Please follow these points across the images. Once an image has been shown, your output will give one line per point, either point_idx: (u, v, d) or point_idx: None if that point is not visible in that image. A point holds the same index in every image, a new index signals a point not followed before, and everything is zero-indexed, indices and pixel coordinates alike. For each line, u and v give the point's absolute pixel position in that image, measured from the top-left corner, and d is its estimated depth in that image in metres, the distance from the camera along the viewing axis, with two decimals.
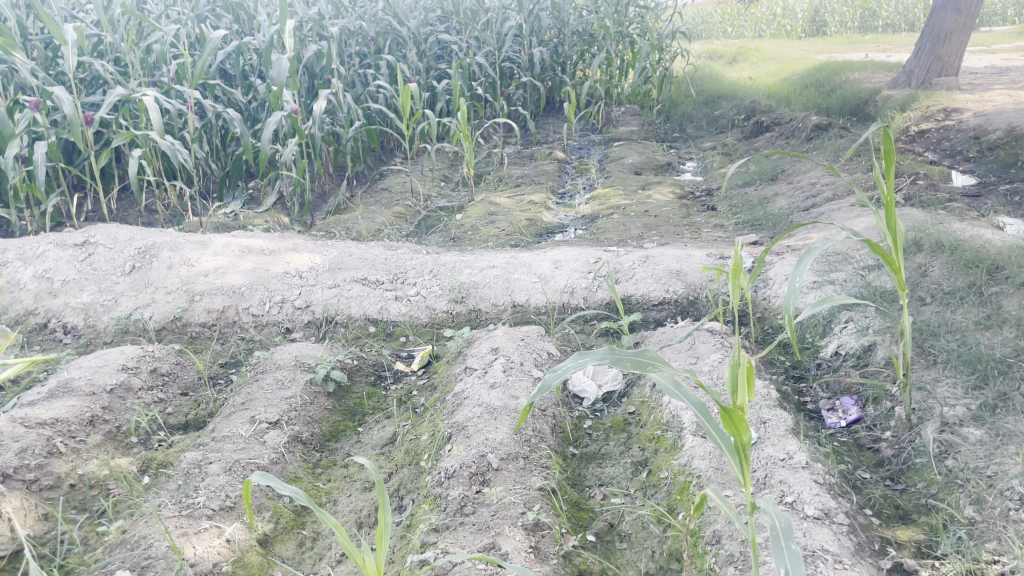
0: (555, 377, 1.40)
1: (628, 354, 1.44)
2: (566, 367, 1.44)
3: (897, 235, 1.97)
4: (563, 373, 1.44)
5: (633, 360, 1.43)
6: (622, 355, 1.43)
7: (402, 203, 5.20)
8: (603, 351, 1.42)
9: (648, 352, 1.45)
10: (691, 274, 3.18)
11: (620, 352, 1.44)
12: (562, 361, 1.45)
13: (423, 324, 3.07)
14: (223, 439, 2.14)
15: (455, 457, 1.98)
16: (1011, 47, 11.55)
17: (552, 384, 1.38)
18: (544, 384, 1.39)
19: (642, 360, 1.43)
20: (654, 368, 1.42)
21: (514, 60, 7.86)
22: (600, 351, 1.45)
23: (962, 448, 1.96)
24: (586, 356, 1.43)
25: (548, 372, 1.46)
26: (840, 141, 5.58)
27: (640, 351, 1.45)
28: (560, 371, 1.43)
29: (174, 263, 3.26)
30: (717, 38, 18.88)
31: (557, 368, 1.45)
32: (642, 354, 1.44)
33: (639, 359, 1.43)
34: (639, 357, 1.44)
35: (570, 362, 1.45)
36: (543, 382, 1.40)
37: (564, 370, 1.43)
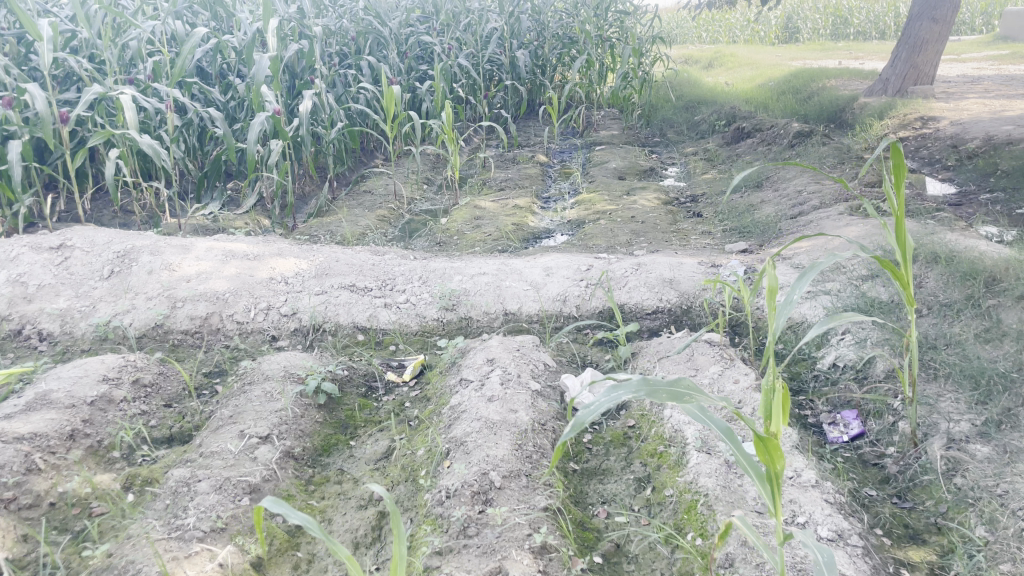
0: (592, 412, 1.31)
1: (663, 386, 1.39)
2: (602, 401, 1.34)
3: (905, 249, 1.93)
4: (597, 410, 1.33)
5: (669, 390, 1.39)
6: (656, 385, 1.39)
7: (385, 205, 5.12)
8: (638, 383, 1.37)
9: (683, 382, 1.41)
10: (684, 282, 3.14)
11: (654, 384, 1.39)
12: (594, 395, 1.36)
13: (412, 333, 2.99)
14: (212, 455, 2.05)
15: (456, 475, 1.92)
16: (981, 57, 11.74)
17: (590, 420, 1.29)
18: (580, 420, 1.29)
19: (678, 391, 1.39)
20: (690, 399, 1.39)
21: (495, 62, 7.81)
22: (633, 382, 1.39)
23: (969, 466, 1.94)
24: (621, 390, 1.36)
25: (580, 407, 1.34)
26: (823, 148, 5.59)
27: (675, 381, 1.40)
28: (596, 406, 1.33)
29: (154, 268, 3.16)
30: (692, 42, 19.01)
31: (588, 403, 1.34)
32: (677, 385, 1.40)
33: (674, 390, 1.39)
34: (673, 388, 1.40)
35: (604, 397, 1.35)
36: (578, 417, 1.29)
37: (600, 405, 1.33)
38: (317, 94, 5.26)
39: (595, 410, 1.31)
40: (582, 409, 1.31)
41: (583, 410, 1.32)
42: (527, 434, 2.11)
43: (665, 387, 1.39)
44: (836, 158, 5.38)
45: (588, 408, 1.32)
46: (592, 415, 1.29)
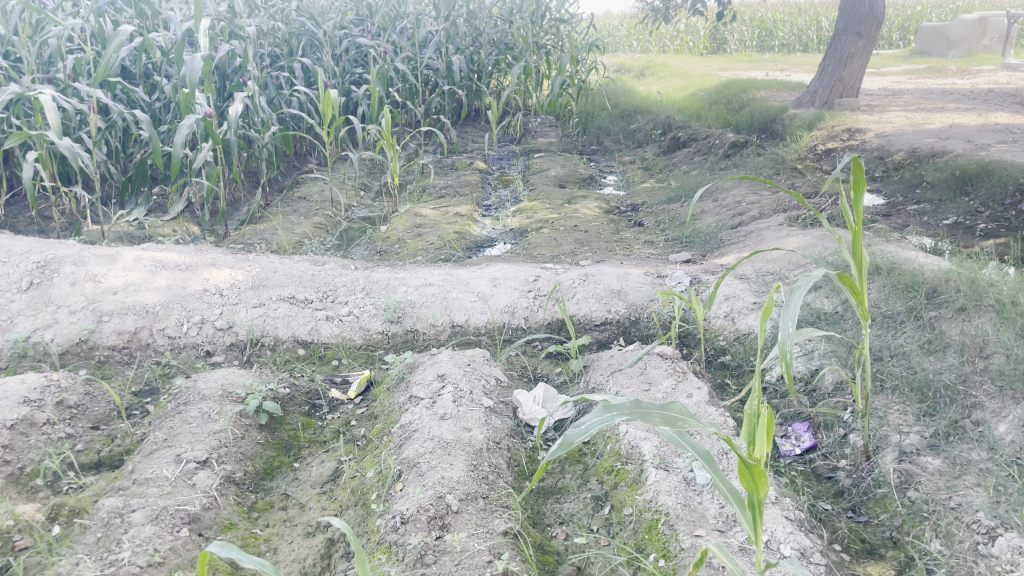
0: (582, 432, 1.31)
1: (656, 410, 1.37)
2: (594, 421, 1.33)
3: (861, 263, 1.94)
4: (587, 429, 1.32)
5: (661, 414, 1.37)
6: (648, 409, 1.37)
7: (321, 212, 4.98)
8: (630, 405, 1.35)
9: (676, 406, 1.38)
10: (632, 293, 3.13)
11: (647, 407, 1.37)
12: (587, 414, 1.34)
13: (356, 346, 2.89)
14: (146, 482, 1.92)
15: (410, 499, 1.84)
16: (899, 71, 12.20)
17: (577, 441, 1.30)
18: (568, 441, 1.31)
19: (670, 415, 1.37)
20: (683, 424, 1.36)
21: (432, 68, 7.72)
22: (625, 403, 1.37)
23: (921, 478, 1.96)
24: (613, 411, 1.34)
25: (570, 426, 1.35)
26: (758, 159, 5.69)
27: (667, 405, 1.38)
28: (587, 426, 1.32)
29: (78, 280, 2.98)
30: (623, 51, 19.25)
31: (580, 423, 1.33)
32: (670, 409, 1.37)
33: (667, 414, 1.37)
34: (665, 411, 1.38)
35: (596, 417, 1.33)
36: (566, 438, 1.32)
37: (592, 426, 1.32)
38: (249, 96, 5.08)
39: (586, 431, 1.31)
40: (572, 429, 1.33)
41: (573, 429, 1.33)
42: (481, 453, 2.06)
43: (658, 411, 1.37)
44: (770, 169, 5.48)
45: (578, 429, 1.32)
46: (582, 437, 1.30)
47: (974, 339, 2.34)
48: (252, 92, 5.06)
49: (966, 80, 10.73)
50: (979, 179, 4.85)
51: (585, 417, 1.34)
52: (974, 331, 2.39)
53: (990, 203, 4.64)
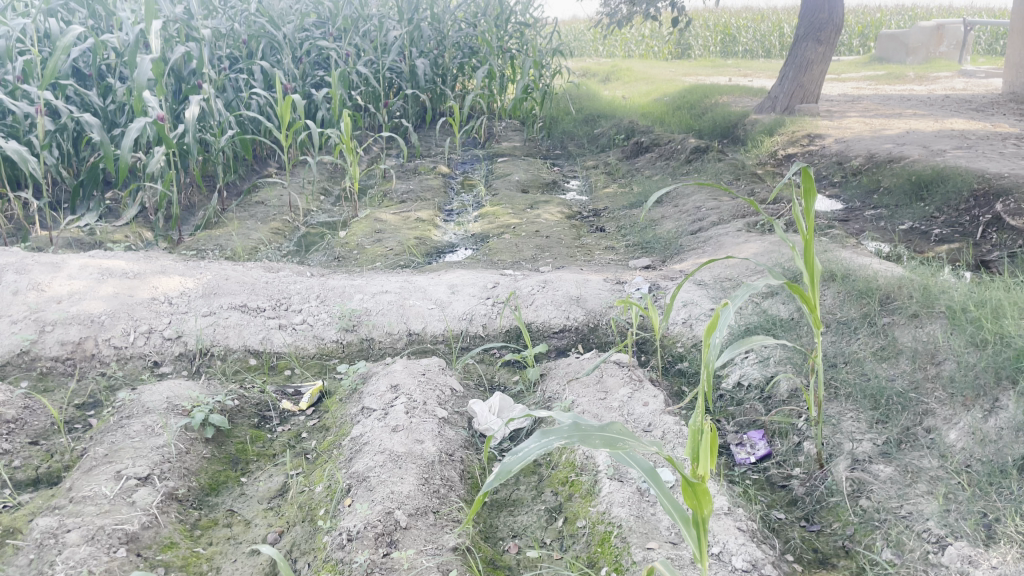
0: (519, 459, 1.31)
1: (595, 431, 1.36)
2: (530, 448, 1.33)
3: (813, 272, 1.93)
4: (525, 456, 1.32)
5: (600, 435, 1.36)
6: (587, 431, 1.36)
7: (279, 217, 4.91)
8: (569, 429, 1.35)
9: (616, 427, 1.37)
10: (591, 300, 3.11)
11: (586, 429, 1.36)
12: (524, 441, 1.34)
13: (310, 355, 2.84)
14: (83, 500, 1.84)
15: (358, 515, 1.80)
16: (859, 77, 12.39)
17: (513, 469, 1.29)
18: (505, 469, 1.30)
19: (610, 436, 1.35)
20: (623, 446, 1.35)
21: (395, 71, 7.65)
22: (564, 427, 1.37)
23: (873, 486, 1.97)
24: (551, 436, 1.33)
25: (509, 454, 1.35)
26: (719, 164, 5.72)
27: (607, 426, 1.37)
28: (524, 453, 1.32)
29: (20, 289, 2.89)
30: (589, 55, 19.29)
31: (516, 450, 1.33)
32: (610, 429, 1.37)
33: (606, 435, 1.36)
34: (606, 433, 1.37)
35: (533, 444, 1.34)
36: (503, 466, 1.31)
37: (528, 452, 1.32)
38: (205, 99, 4.99)
39: (521, 459, 1.30)
40: (509, 456, 1.32)
41: (510, 457, 1.32)
42: (433, 466, 2.02)
43: (597, 432, 1.36)
44: (731, 174, 5.51)
45: (514, 456, 1.32)
46: (517, 464, 1.29)
47: (926, 345, 2.35)
48: (208, 95, 4.96)
49: (923, 86, 10.93)
50: (934, 185, 4.92)
51: (523, 444, 1.34)
52: (926, 338, 2.41)
53: (945, 208, 4.71)
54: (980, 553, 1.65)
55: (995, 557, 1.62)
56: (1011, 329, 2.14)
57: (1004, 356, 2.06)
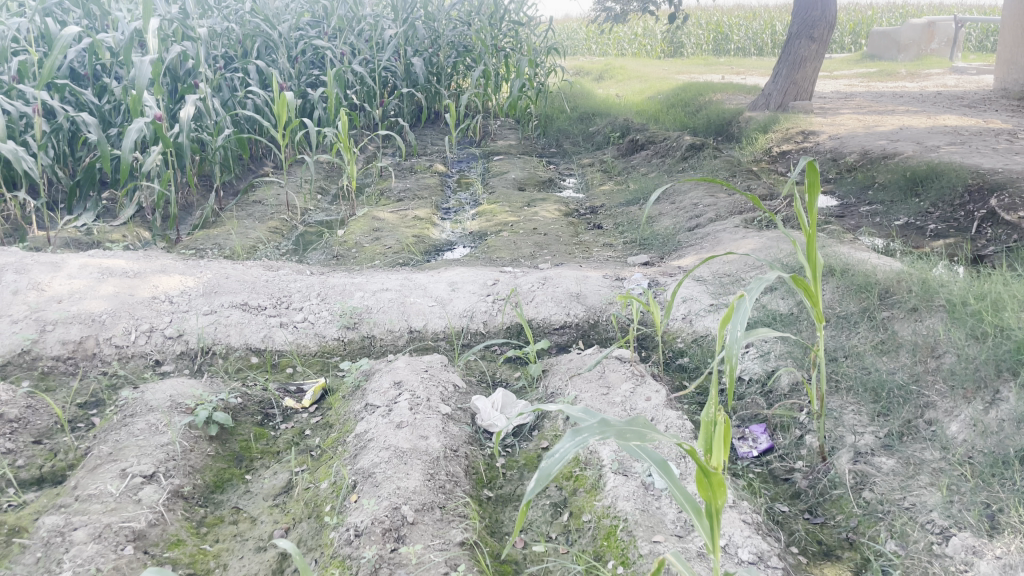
0: (557, 461, 1.26)
1: (624, 426, 1.34)
2: (566, 447, 1.28)
3: (815, 266, 1.94)
4: (563, 457, 1.27)
5: (629, 430, 1.34)
6: (615, 426, 1.33)
7: (277, 216, 4.91)
8: (601, 425, 1.31)
9: (640, 420, 1.36)
10: (591, 296, 3.12)
11: (615, 425, 1.34)
12: (559, 441, 1.29)
13: (311, 353, 2.84)
14: (90, 498, 1.84)
15: (365, 510, 1.81)
16: (851, 74, 12.44)
17: (555, 472, 1.24)
18: (545, 472, 1.25)
19: (637, 430, 1.34)
20: (649, 438, 1.34)
21: (390, 70, 7.64)
22: (594, 423, 1.33)
23: (876, 479, 1.98)
24: (587, 432, 1.29)
25: (544, 455, 1.29)
26: (715, 161, 5.73)
27: (633, 420, 1.35)
28: (561, 453, 1.27)
29: (20, 288, 2.88)
30: (582, 54, 19.30)
31: (552, 452, 1.28)
32: (634, 423, 1.35)
33: (634, 429, 1.34)
34: (632, 427, 1.35)
35: (570, 441, 1.28)
36: (543, 469, 1.25)
37: (566, 452, 1.27)
38: (201, 99, 4.97)
39: (560, 460, 1.26)
40: (547, 459, 1.27)
41: (548, 460, 1.27)
42: (439, 462, 2.02)
43: (626, 427, 1.34)
44: (727, 171, 5.53)
45: (553, 459, 1.27)
46: (559, 466, 1.25)
47: (925, 339, 2.36)
48: (204, 95, 4.95)
49: (916, 83, 10.96)
50: (929, 180, 4.94)
51: (557, 445, 1.29)
52: (926, 331, 2.42)
53: (940, 203, 4.73)
54: (984, 544, 1.67)
55: (1000, 547, 1.64)
56: (1011, 322, 2.15)
57: (1005, 348, 2.08)
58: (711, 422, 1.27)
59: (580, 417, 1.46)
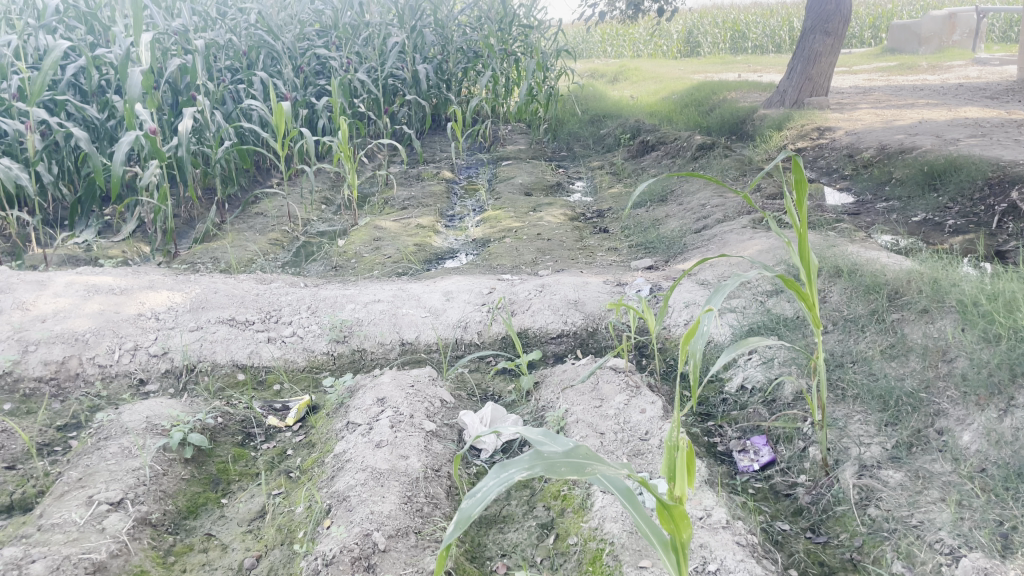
0: (479, 501, 1.16)
1: (560, 458, 1.24)
2: (490, 486, 1.19)
3: (809, 268, 1.82)
4: (486, 494, 1.18)
5: (566, 463, 1.24)
6: (548, 459, 1.24)
7: (278, 228, 4.85)
8: (531, 459, 1.22)
9: (581, 451, 1.27)
10: (589, 304, 3.01)
11: (550, 457, 1.24)
12: (481, 480, 1.20)
13: (299, 369, 2.76)
14: (52, 528, 1.76)
15: (334, 538, 1.71)
16: (871, 69, 12.21)
17: (476, 514, 1.13)
18: (464, 515, 1.14)
19: (576, 461, 1.25)
20: (591, 470, 1.25)
21: (397, 77, 7.58)
22: (525, 457, 1.23)
23: (882, 494, 1.85)
24: (512, 468, 1.20)
25: (466, 493, 1.20)
26: (725, 161, 5.60)
27: (571, 451, 1.26)
28: (483, 493, 1.17)
29: (4, 308, 2.83)
30: (598, 57, 19.17)
31: (474, 492, 1.18)
32: (574, 454, 1.26)
33: (572, 461, 1.25)
34: (571, 458, 1.25)
35: (493, 480, 1.19)
36: (463, 512, 1.15)
37: (489, 491, 1.17)
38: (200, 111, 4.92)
39: (481, 500, 1.16)
40: (467, 500, 1.16)
41: (468, 500, 1.17)
42: (418, 483, 1.92)
43: (561, 459, 1.24)
44: (737, 170, 5.39)
45: (474, 499, 1.17)
46: (479, 507, 1.14)
47: (937, 342, 2.23)
48: (203, 107, 4.90)
49: (936, 76, 10.72)
50: (947, 175, 4.78)
51: (481, 484, 1.20)
52: (937, 334, 2.29)
53: (959, 198, 4.57)
54: (996, 566, 1.54)
55: (1013, 569, 1.51)
56: None
57: (1019, 351, 1.94)
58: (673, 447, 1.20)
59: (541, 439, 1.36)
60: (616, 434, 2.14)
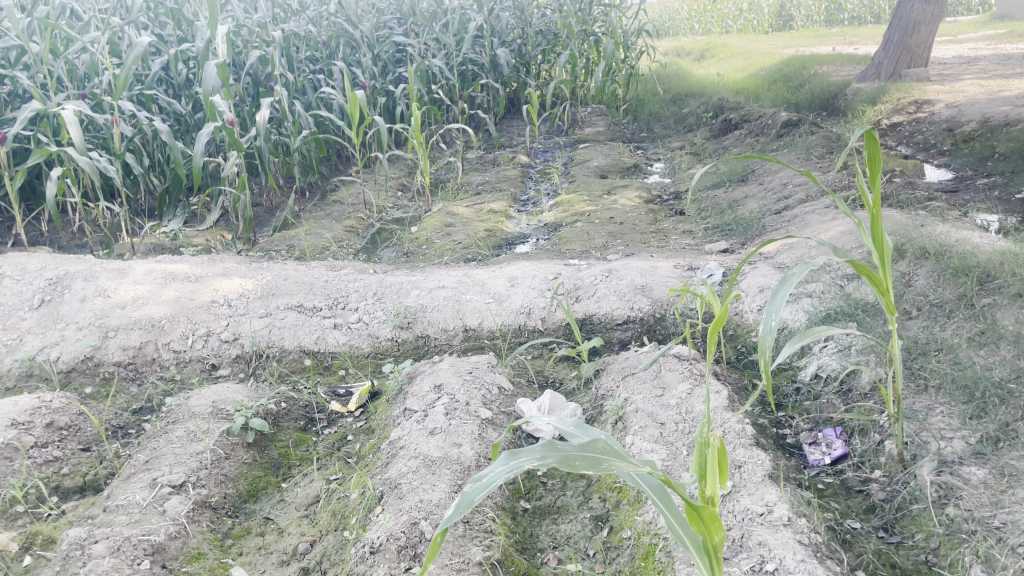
0: (483, 487, 1.10)
1: (575, 452, 1.19)
2: (497, 473, 1.12)
3: (883, 251, 1.69)
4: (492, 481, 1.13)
5: (580, 457, 1.19)
6: (563, 451, 1.19)
7: (354, 215, 4.92)
8: (542, 449, 1.17)
9: (598, 446, 1.21)
10: (657, 289, 2.91)
11: (564, 450, 1.19)
12: (488, 465, 1.14)
13: (364, 355, 2.78)
14: (116, 510, 1.82)
15: (382, 526, 1.71)
16: (977, 37, 11.47)
17: (479, 498, 1.08)
18: (468, 499, 1.08)
19: (592, 456, 1.20)
20: (607, 467, 1.20)
21: (475, 62, 7.57)
22: (537, 447, 1.19)
23: (963, 492, 1.71)
24: (523, 456, 1.15)
25: (470, 480, 1.14)
26: (811, 138, 5.35)
27: (587, 446, 1.21)
28: (489, 479, 1.12)
29: (88, 296, 2.96)
30: (684, 34, 18.69)
31: (479, 477, 1.13)
32: (590, 450, 1.21)
33: (588, 456, 1.20)
34: (586, 453, 1.20)
35: (502, 465, 1.13)
36: (465, 497, 1.09)
37: (495, 478, 1.12)
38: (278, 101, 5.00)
39: (487, 486, 1.10)
40: (472, 484, 1.11)
41: (472, 485, 1.12)
42: (469, 471, 1.90)
43: (576, 452, 1.19)
44: (824, 148, 5.15)
45: (478, 484, 1.11)
46: (482, 493, 1.09)
47: None
48: (281, 97, 4.98)
49: None
50: None
51: (487, 469, 1.14)
52: None
53: None
54: None
55: None
56: None
57: None
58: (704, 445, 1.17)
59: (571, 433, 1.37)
60: (676, 424, 2.06)
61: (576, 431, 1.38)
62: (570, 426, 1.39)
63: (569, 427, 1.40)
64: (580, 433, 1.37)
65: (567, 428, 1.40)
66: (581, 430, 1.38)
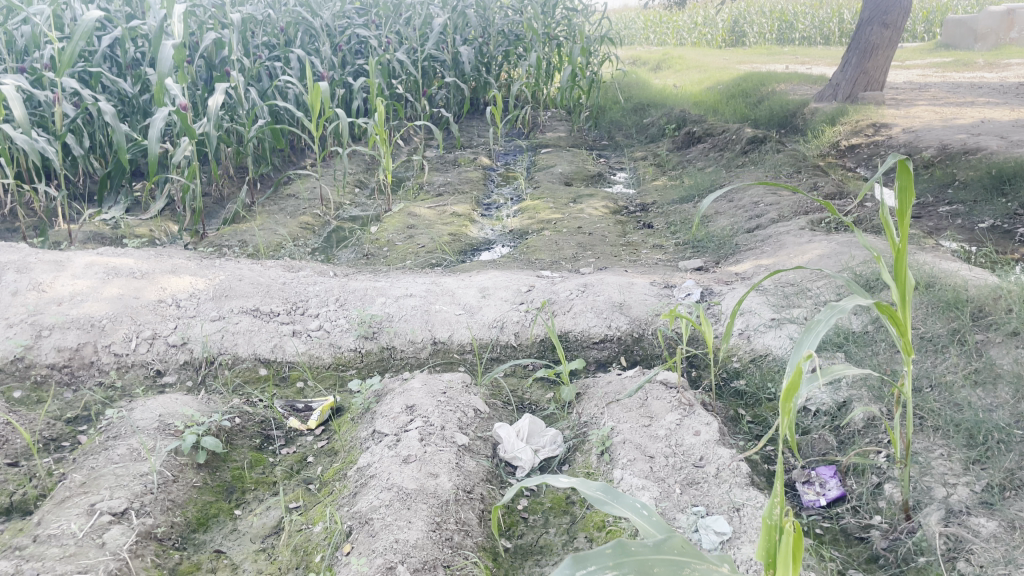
0: None
1: (652, 556, 1.14)
2: None
3: (905, 288, 1.58)
4: None
5: (659, 563, 1.14)
6: (637, 555, 1.13)
7: (309, 211, 4.70)
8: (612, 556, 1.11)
9: (676, 544, 1.16)
10: (636, 307, 2.79)
11: (640, 554, 1.14)
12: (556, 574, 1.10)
13: (325, 366, 2.58)
14: (48, 541, 1.61)
15: (353, 570, 1.55)
16: (924, 63, 11.71)
17: None
18: None
19: (671, 561, 1.14)
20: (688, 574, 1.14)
21: (437, 59, 7.36)
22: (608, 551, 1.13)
23: (974, 546, 1.62)
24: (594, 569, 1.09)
25: None
26: (778, 156, 5.32)
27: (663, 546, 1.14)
28: None
29: (20, 289, 2.70)
30: (640, 44, 18.79)
31: None
32: (665, 549, 1.15)
33: (666, 561, 1.14)
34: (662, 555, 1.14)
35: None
36: None
37: None
38: (233, 87, 4.74)
39: None
40: None
41: None
42: (447, 507, 1.74)
43: (654, 556, 1.14)
44: (791, 167, 5.12)
45: None
46: None
47: None
48: (237, 83, 4.72)
49: (995, 74, 10.18)
50: (1017, 178, 4.44)
51: None
52: None
53: None
54: None
55: None
56: None
57: None
58: (775, 528, 1.13)
59: (602, 499, 1.27)
60: (667, 458, 1.94)
61: (607, 499, 1.27)
62: (598, 493, 1.28)
63: (596, 493, 1.29)
64: (612, 503, 1.26)
65: (594, 494, 1.29)
66: (613, 500, 1.27)
